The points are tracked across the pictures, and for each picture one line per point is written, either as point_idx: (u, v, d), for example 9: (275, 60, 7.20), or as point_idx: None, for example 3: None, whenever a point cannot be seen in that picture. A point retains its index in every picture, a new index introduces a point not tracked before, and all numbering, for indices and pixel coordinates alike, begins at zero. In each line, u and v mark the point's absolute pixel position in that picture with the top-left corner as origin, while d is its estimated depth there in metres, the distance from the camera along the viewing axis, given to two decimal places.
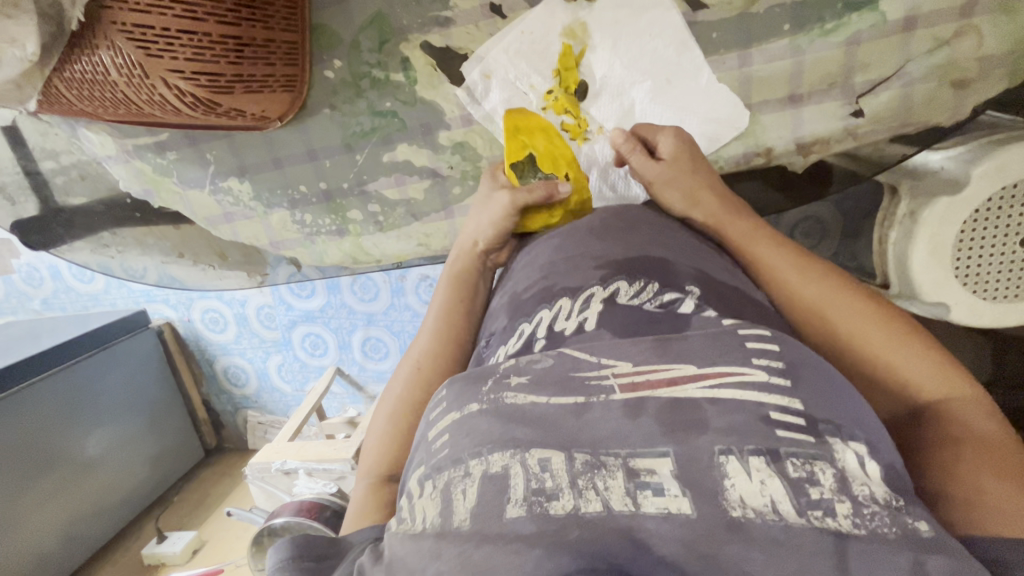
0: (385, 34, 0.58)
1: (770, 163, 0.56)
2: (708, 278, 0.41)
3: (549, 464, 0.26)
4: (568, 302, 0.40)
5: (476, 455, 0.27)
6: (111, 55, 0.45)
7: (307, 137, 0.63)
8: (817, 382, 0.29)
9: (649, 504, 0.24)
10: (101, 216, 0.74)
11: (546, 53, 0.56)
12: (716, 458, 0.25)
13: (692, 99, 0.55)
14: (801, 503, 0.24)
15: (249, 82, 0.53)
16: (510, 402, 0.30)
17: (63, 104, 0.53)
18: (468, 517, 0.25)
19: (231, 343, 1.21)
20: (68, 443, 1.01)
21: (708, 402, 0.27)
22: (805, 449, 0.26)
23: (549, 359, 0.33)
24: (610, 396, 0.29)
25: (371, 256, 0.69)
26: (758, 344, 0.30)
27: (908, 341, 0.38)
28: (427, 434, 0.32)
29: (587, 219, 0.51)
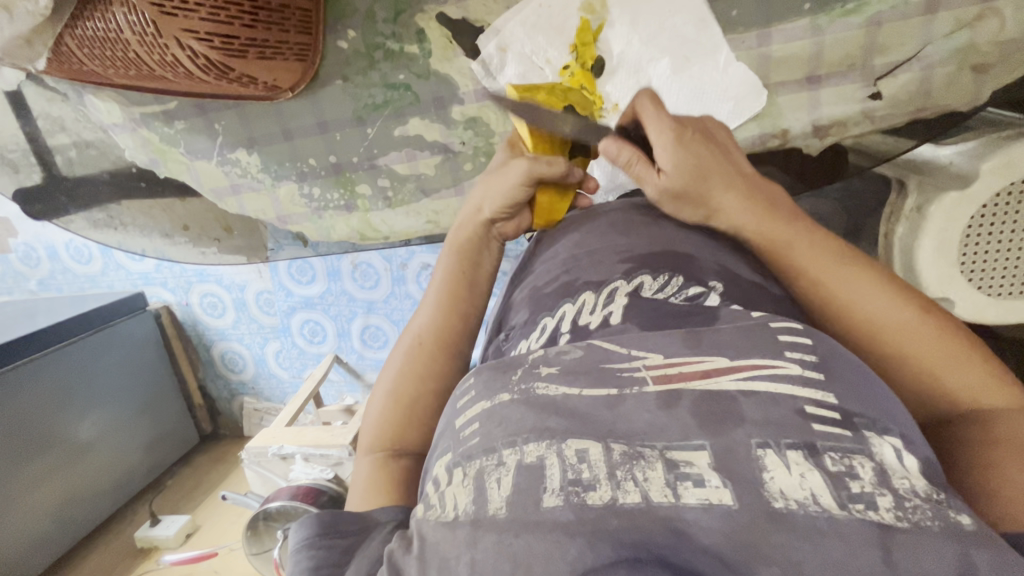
0: (400, 4, 0.57)
1: (784, 145, 0.56)
2: (730, 274, 0.40)
3: (586, 455, 0.26)
4: (592, 296, 0.40)
5: (510, 445, 0.27)
6: (125, 13, 0.45)
7: (318, 109, 0.63)
8: (849, 376, 0.29)
9: (689, 496, 0.24)
10: (105, 187, 0.73)
11: (563, 27, 0.56)
12: (753, 451, 0.25)
13: (709, 78, 0.54)
14: (841, 496, 0.23)
15: (263, 47, 0.53)
16: (541, 393, 0.30)
17: (72, 64, 0.53)
18: (504, 505, 0.25)
19: (230, 328, 1.21)
20: (64, 423, 1.01)
21: (743, 395, 0.27)
22: (841, 443, 0.26)
23: (579, 349, 0.33)
24: (643, 388, 0.29)
25: (379, 232, 0.69)
26: (789, 338, 0.30)
27: (953, 342, 0.37)
28: (455, 421, 0.33)
29: (603, 215, 0.50)
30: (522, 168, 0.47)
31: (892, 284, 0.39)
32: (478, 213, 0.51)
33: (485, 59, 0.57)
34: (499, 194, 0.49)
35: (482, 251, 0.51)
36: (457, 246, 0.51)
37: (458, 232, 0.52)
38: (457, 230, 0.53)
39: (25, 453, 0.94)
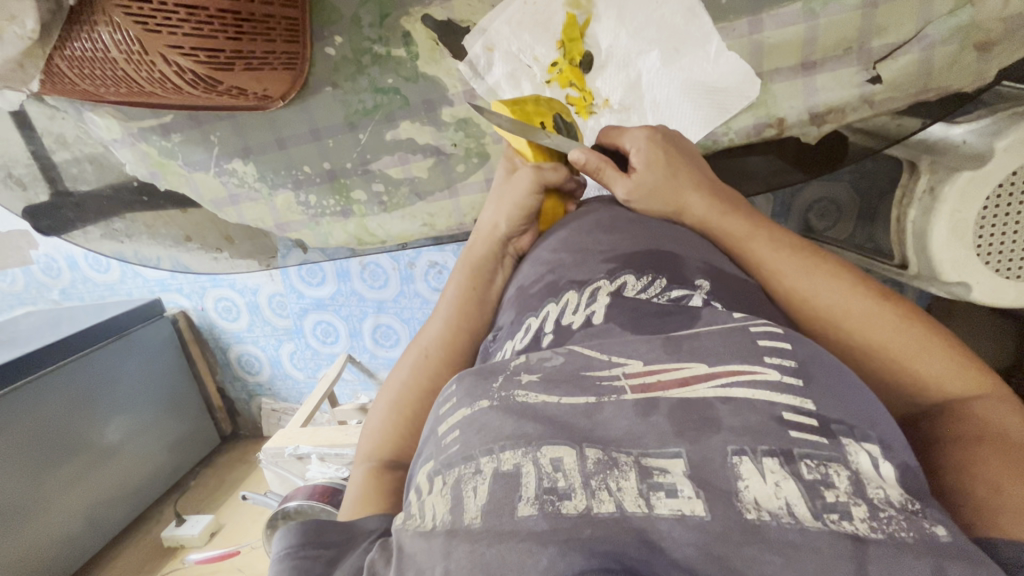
0: (385, 8, 0.57)
1: (781, 134, 0.54)
2: (716, 271, 0.40)
3: (561, 464, 0.26)
4: (575, 295, 0.39)
5: (487, 453, 0.27)
6: (110, 32, 0.45)
7: (311, 117, 0.63)
8: (830, 384, 0.29)
9: (662, 506, 0.23)
10: (110, 200, 0.75)
11: (549, 23, 0.55)
12: (729, 459, 0.25)
13: (700, 70, 0.53)
14: (816, 505, 0.23)
15: (250, 58, 0.53)
16: (520, 400, 0.30)
17: (66, 83, 0.53)
18: (479, 514, 0.25)
19: (244, 331, 1.22)
20: (87, 430, 1.03)
21: (720, 402, 0.27)
22: (818, 451, 0.26)
23: (560, 357, 0.33)
24: (621, 397, 0.29)
25: (376, 237, 0.69)
26: (769, 343, 0.30)
27: (926, 335, 0.37)
28: (437, 427, 0.33)
29: (591, 213, 0.49)
30: (529, 178, 0.50)
31: (859, 283, 0.39)
32: (494, 230, 0.52)
33: (471, 61, 0.57)
34: (511, 204, 0.51)
35: (496, 267, 0.52)
36: (471, 261, 0.52)
37: (472, 248, 0.53)
38: (471, 246, 0.53)
39: (52, 460, 0.97)
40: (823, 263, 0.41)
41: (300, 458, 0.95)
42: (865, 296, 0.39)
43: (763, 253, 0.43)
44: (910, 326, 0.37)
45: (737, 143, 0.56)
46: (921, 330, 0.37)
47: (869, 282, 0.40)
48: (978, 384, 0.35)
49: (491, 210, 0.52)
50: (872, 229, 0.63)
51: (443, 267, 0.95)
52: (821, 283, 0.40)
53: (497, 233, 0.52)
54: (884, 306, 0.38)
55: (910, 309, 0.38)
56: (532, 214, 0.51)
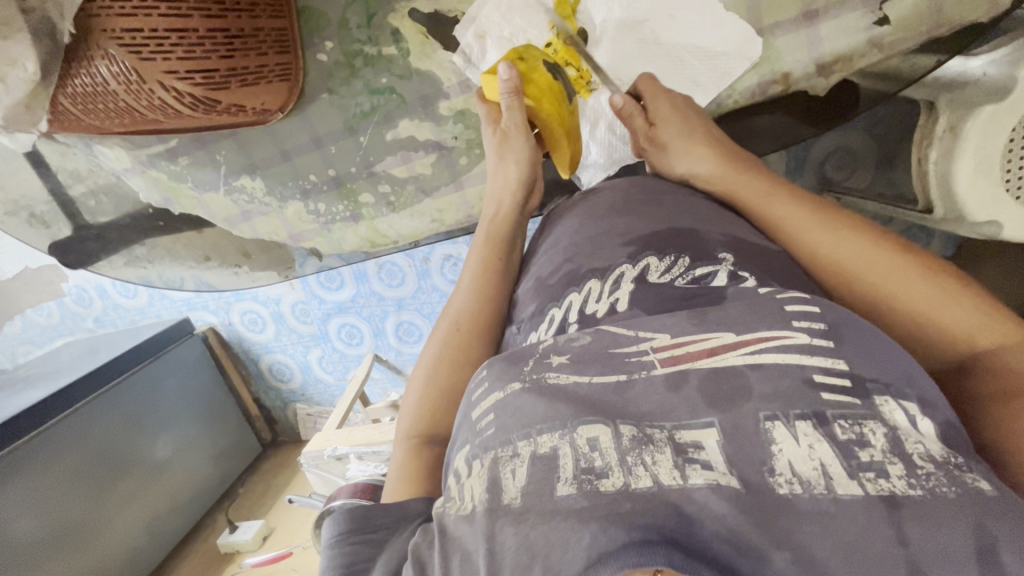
0: (372, 7, 0.56)
1: (787, 90, 0.53)
2: (739, 243, 0.40)
3: (597, 443, 0.27)
4: (597, 284, 0.39)
5: (524, 437, 0.28)
6: (108, 65, 0.46)
7: (310, 125, 0.63)
8: (862, 341, 0.28)
9: (696, 476, 0.24)
10: (129, 229, 0.76)
11: (540, 4, 0.54)
12: (762, 425, 0.25)
13: (698, 33, 0.52)
14: (851, 465, 0.24)
15: (245, 74, 0.53)
16: (551, 382, 0.30)
17: (71, 121, 0.54)
18: (518, 495, 0.26)
19: (272, 341, 1.25)
20: (140, 448, 1.08)
21: (750, 368, 0.27)
22: (852, 410, 0.26)
23: (587, 335, 0.33)
24: (651, 372, 0.29)
25: (387, 238, 0.69)
26: (798, 307, 0.30)
27: (950, 287, 0.35)
28: (470, 413, 0.33)
29: (608, 195, 0.49)
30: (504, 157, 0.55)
31: (877, 235, 0.39)
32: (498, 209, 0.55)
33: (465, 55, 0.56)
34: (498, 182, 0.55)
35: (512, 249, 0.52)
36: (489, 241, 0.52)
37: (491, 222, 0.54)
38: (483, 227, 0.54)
39: (110, 478, 1.02)
40: (843, 218, 0.40)
41: (340, 458, 0.97)
42: (882, 247, 0.38)
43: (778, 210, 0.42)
44: (931, 275, 0.35)
45: (741, 105, 0.54)
46: (941, 282, 0.35)
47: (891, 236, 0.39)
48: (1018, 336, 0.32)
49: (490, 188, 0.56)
50: (892, 174, 0.62)
51: (458, 258, 0.95)
52: (837, 235, 0.39)
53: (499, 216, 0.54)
54: (903, 258, 0.37)
55: (936, 262, 0.37)
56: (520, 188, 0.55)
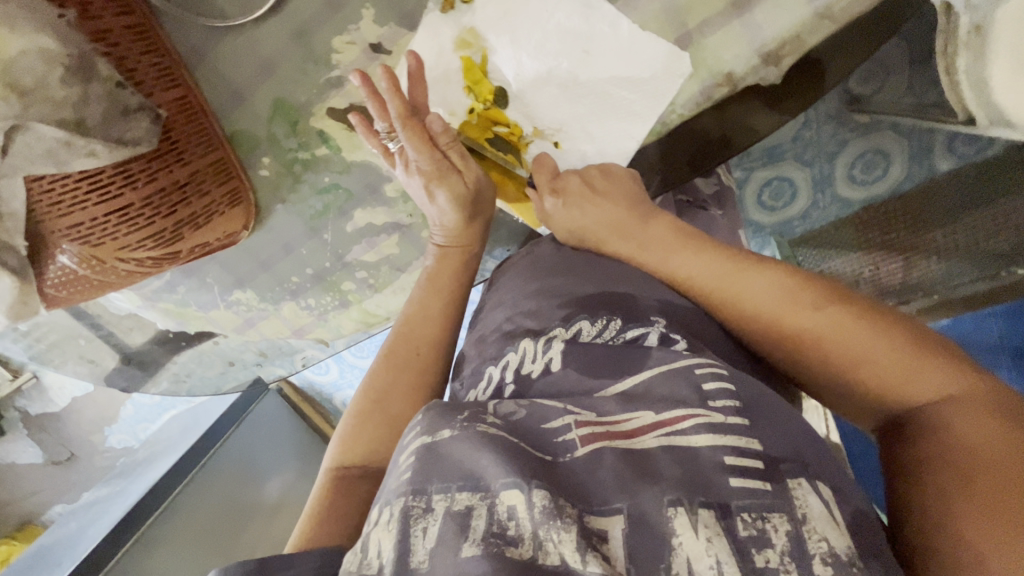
0: (292, 117, 0.55)
1: (734, 90, 0.47)
2: (672, 309, 0.41)
3: (514, 511, 0.28)
4: (530, 344, 0.40)
5: (441, 490, 0.29)
6: (70, 255, 0.50)
7: (277, 234, 0.64)
8: (772, 419, 0.32)
9: (595, 563, 0.26)
10: (160, 351, 0.82)
11: (448, 75, 0.51)
12: (666, 512, 0.27)
13: (619, 61, 0.47)
14: (747, 567, 0.26)
15: (196, 218, 0.55)
16: (482, 431, 0.31)
17: (66, 299, 0.57)
18: (426, 559, 0.27)
19: (339, 379, 1.22)
20: (253, 491, 1.21)
21: (661, 450, 0.30)
22: (760, 503, 0.28)
23: (522, 410, 0.34)
24: (573, 454, 0.31)
25: (379, 315, 0.70)
26: (715, 385, 0.33)
27: (867, 339, 0.34)
28: (399, 455, 0.33)
29: (544, 258, 0.50)
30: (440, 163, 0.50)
31: (790, 288, 0.38)
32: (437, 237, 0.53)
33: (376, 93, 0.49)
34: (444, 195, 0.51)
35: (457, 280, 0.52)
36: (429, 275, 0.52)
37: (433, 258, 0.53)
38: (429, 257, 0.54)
39: (238, 520, 1.15)
40: (759, 271, 0.40)
41: None
42: (794, 298, 0.37)
43: (695, 271, 0.43)
44: (848, 327, 0.35)
45: (685, 118, 0.49)
46: (858, 334, 0.34)
47: (809, 281, 0.38)
48: (947, 383, 0.31)
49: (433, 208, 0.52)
50: None
51: None
52: (756, 292, 0.39)
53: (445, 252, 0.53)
54: (816, 313, 0.36)
55: (857, 306, 0.35)
56: (467, 199, 0.52)
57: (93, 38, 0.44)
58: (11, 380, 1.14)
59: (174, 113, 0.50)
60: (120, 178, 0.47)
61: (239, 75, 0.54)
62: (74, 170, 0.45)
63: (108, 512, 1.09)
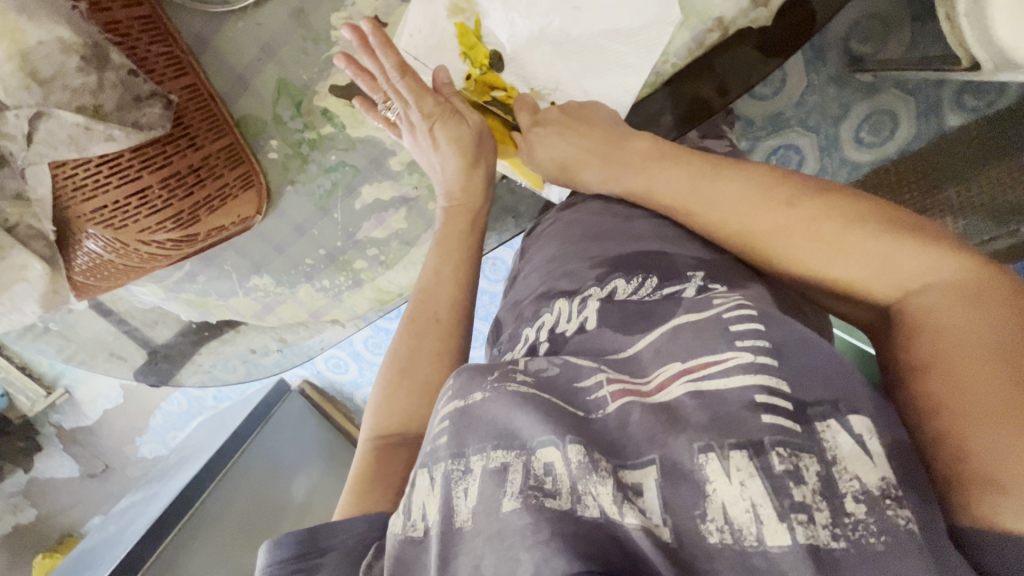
0: (296, 97, 0.57)
1: (726, 35, 0.49)
2: (709, 262, 0.42)
3: (552, 467, 0.29)
4: (565, 303, 0.43)
5: (478, 452, 0.31)
6: (95, 241, 0.53)
7: (288, 216, 0.66)
8: (801, 360, 0.32)
9: (632, 515, 0.27)
10: (182, 344, 0.85)
11: (443, 43, 0.52)
12: (699, 459, 0.28)
13: (609, 13, 0.49)
14: (783, 505, 0.26)
15: (211, 200, 0.57)
16: (512, 389, 0.33)
17: (93, 288, 0.60)
18: (469, 517, 0.29)
19: (359, 377, 1.25)
20: (282, 491, 1.24)
21: (692, 397, 0.31)
22: (793, 441, 0.28)
23: (555, 366, 0.36)
24: (605, 411, 0.32)
25: (392, 292, 0.72)
26: (741, 328, 0.33)
27: (849, 233, 0.35)
28: (434, 419, 0.35)
29: (574, 219, 0.52)
30: (440, 110, 0.50)
31: (766, 188, 0.39)
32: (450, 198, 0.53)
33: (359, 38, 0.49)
34: (448, 139, 0.51)
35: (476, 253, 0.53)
36: (443, 240, 0.52)
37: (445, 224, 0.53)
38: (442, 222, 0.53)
39: (271, 519, 1.19)
40: (740, 185, 0.40)
41: None
42: (778, 210, 0.38)
43: (679, 194, 0.43)
44: (824, 221, 0.36)
45: (682, 64, 0.51)
46: (832, 226, 0.36)
47: (789, 182, 0.39)
48: (926, 270, 0.32)
49: (438, 157, 0.52)
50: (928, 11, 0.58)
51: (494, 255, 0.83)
52: (739, 209, 0.40)
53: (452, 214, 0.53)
54: (791, 211, 0.37)
55: (833, 200, 0.36)
56: (469, 144, 0.51)
57: (104, 28, 0.47)
58: (47, 395, 1.18)
59: (183, 99, 0.52)
60: (137, 161, 0.50)
61: (243, 61, 0.56)
62: (95, 155, 0.47)
63: (145, 512, 1.13)
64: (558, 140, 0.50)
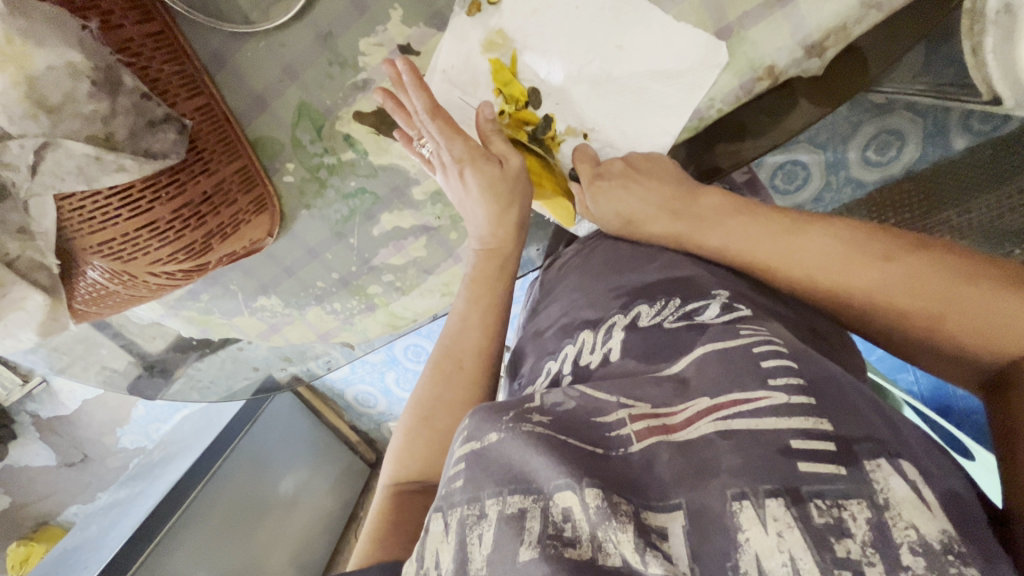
0: (317, 121, 0.54)
1: (775, 83, 0.47)
2: (735, 287, 0.41)
3: (570, 513, 0.28)
4: (590, 336, 0.43)
5: (494, 496, 0.30)
6: (100, 270, 0.50)
7: (301, 240, 0.63)
8: (839, 398, 0.30)
9: (656, 564, 0.25)
10: (181, 357, 0.81)
11: (476, 78, 0.50)
12: (731, 506, 0.26)
13: (652, 53, 0.47)
14: (825, 558, 0.24)
15: (224, 228, 0.54)
16: (528, 430, 0.31)
17: (94, 312, 0.57)
18: (484, 565, 0.28)
19: (350, 375, 1.22)
20: (270, 490, 1.21)
21: (722, 437, 0.29)
22: (830, 485, 0.26)
23: (571, 401, 0.35)
24: (628, 449, 0.31)
25: (406, 317, 0.70)
26: (774, 362, 0.32)
27: (950, 286, 0.33)
28: (449, 460, 0.33)
29: (603, 249, 0.51)
30: (477, 152, 0.48)
31: (860, 241, 0.38)
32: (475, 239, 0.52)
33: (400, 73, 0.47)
34: (483, 186, 0.49)
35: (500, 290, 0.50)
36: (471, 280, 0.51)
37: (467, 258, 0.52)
38: (468, 265, 0.52)
39: (253, 518, 1.16)
40: (822, 236, 0.40)
41: None
42: (869, 262, 0.37)
43: (760, 241, 0.42)
44: (921, 277, 0.35)
45: (728, 109, 0.49)
46: (941, 285, 0.34)
47: (874, 234, 0.38)
48: None
49: (471, 204, 0.50)
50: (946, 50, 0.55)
51: None
52: (824, 261, 0.39)
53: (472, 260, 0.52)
54: (891, 266, 0.36)
55: (933, 254, 0.35)
56: (502, 189, 0.49)
57: (117, 49, 0.43)
58: (23, 385, 1.10)
59: (198, 122, 0.49)
60: (150, 191, 0.46)
61: (262, 83, 0.53)
62: (105, 186, 0.43)
63: (129, 516, 1.10)
64: (618, 177, 0.49)
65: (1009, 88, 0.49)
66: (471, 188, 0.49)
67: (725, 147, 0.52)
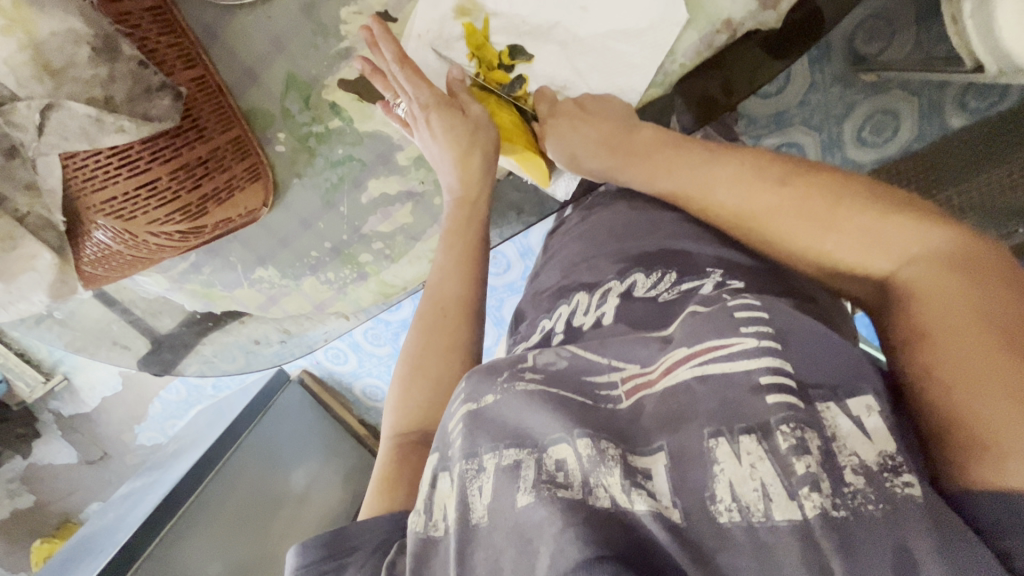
0: (305, 91, 0.58)
1: (734, 36, 0.49)
2: (730, 262, 0.42)
3: (563, 463, 0.30)
4: (586, 297, 0.45)
5: (489, 450, 0.31)
6: (104, 231, 0.53)
7: (294, 210, 0.66)
8: (806, 346, 0.31)
9: (641, 502, 0.27)
10: (187, 334, 0.84)
11: (451, 42, 0.53)
12: (707, 444, 0.28)
13: (614, 12, 0.50)
14: (792, 483, 0.26)
15: (218, 194, 0.57)
16: (522, 389, 0.34)
17: (99, 276, 0.61)
18: (485, 513, 0.30)
19: (358, 368, 1.25)
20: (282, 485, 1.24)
21: (698, 381, 0.30)
22: (795, 414, 0.28)
23: (563, 359, 0.37)
24: (618, 405, 0.33)
25: (396, 286, 0.73)
26: (746, 314, 0.32)
27: (834, 208, 0.36)
28: (448, 422, 0.35)
29: (604, 215, 0.53)
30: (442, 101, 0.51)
31: (761, 168, 0.40)
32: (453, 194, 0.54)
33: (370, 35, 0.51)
34: (442, 129, 0.51)
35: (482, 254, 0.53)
36: (449, 232, 0.53)
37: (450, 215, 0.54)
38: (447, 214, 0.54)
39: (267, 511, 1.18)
40: (729, 167, 0.42)
41: None
42: (768, 189, 0.39)
43: (678, 177, 0.45)
44: (811, 200, 0.37)
45: (692, 63, 0.51)
46: (823, 205, 0.36)
47: (776, 163, 0.40)
48: (914, 242, 0.32)
49: (432, 147, 0.52)
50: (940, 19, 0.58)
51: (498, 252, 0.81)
52: (729, 189, 0.41)
53: (454, 224, 0.53)
54: (784, 189, 0.38)
55: (820, 177, 0.38)
56: (462, 137, 0.52)
57: (115, 19, 0.46)
58: (46, 381, 1.14)
59: (192, 91, 0.52)
60: (148, 152, 0.50)
61: (252, 54, 0.56)
62: (105, 147, 0.47)
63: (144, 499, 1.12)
64: (563, 124, 0.52)
65: (986, 54, 0.49)
66: (432, 134, 0.52)
67: (700, 105, 0.54)
